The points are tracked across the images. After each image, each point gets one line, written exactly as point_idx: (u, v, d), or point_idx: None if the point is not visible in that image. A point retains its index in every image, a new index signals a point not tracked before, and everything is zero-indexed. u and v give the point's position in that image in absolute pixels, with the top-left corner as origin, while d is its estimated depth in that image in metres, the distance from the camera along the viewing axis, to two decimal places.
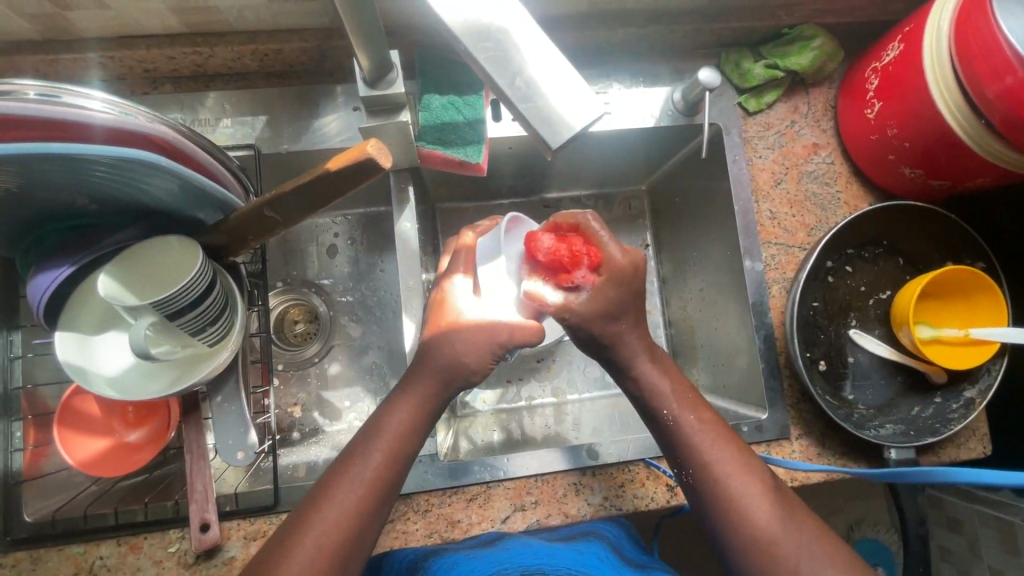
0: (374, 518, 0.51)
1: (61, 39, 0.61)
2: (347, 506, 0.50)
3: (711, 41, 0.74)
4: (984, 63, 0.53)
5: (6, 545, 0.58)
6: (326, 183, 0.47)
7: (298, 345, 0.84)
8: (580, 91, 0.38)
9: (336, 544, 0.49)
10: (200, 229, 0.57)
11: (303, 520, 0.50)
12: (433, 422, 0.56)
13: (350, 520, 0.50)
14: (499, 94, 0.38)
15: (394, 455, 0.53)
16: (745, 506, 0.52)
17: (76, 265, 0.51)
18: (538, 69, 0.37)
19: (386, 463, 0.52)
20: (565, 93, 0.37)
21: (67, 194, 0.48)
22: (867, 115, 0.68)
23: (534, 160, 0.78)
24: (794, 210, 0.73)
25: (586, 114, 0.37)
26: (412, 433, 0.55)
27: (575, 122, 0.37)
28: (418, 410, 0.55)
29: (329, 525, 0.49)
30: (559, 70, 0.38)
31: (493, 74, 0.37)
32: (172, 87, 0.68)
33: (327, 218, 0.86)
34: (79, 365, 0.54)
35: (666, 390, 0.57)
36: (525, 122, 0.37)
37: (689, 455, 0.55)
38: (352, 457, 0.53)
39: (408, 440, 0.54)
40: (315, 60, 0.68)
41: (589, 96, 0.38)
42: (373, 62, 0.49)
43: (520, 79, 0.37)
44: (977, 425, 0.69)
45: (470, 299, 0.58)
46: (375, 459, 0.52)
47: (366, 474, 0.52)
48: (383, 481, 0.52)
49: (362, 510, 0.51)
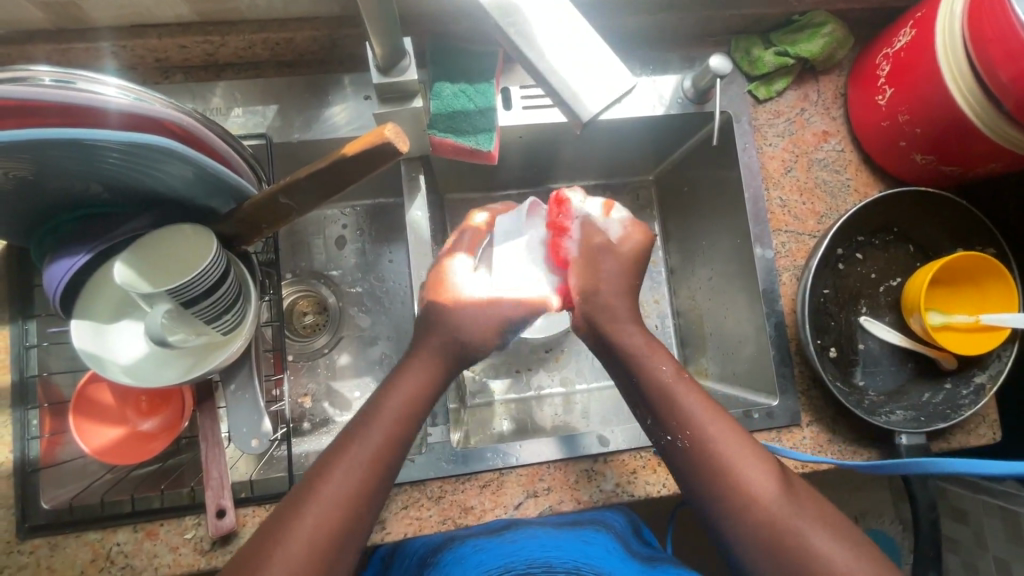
0: (368, 499, 0.51)
1: (74, 28, 0.61)
2: (344, 485, 0.50)
3: (721, 29, 0.74)
4: (998, 47, 0.53)
5: (24, 533, 0.59)
6: (341, 166, 0.47)
7: (307, 336, 0.84)
8: (611, 65, 0.38)
9: (336, 527, 0.48)
10: (213, 216, 0.57)
11: (303, 500, 0.49)
12: (430, 404, 0.56)
13: (349, 499, 0.50)
14: (530, 70, 0.38)
15: (386, 436, 0.53)
16: (735, 467, 0.53)
17: (93, 252, 0.51)
18: (567, 46, 0.38)
19: (382, 446, 0.52)
20: (595, 66, 0.37)
21: (82, 181, 0.48)
22: (878, 102, 0.68)
23: (543, 150, 0.78)
24: (804, 197, 0.73)
25: (615, 87, 0.37)
26: (410, 414, 0.55)
27: (607, 95, 0.37)
28: (413, 385, 0.56)
29: (321, 509, 0.48)
30: (589, 45, 0.38)
31: (524, 50, 0.38)
32: (183, 77, 0.68)
33: (336, 210, 0.87)
34: (94, 351, 0.54)
35: (660, 360, 0.58)
36: (554, 95, 0.38)
37: (677, 417, 0.55)
38: (338, 450, 0.52)
39: (405, 421, 0.54)
40: (326, 49, 0.68)
41: (617, 70, 0.38)
42: (386, 48, 0.49)
43: (548, 56, 0.37)
44: (987, 411, 0.69)
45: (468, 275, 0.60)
46: (366, 444, 0.52)
47: (357, 461, 0.51)
48: (379, 462, 0.52)
49: (354, 490, 0.50)
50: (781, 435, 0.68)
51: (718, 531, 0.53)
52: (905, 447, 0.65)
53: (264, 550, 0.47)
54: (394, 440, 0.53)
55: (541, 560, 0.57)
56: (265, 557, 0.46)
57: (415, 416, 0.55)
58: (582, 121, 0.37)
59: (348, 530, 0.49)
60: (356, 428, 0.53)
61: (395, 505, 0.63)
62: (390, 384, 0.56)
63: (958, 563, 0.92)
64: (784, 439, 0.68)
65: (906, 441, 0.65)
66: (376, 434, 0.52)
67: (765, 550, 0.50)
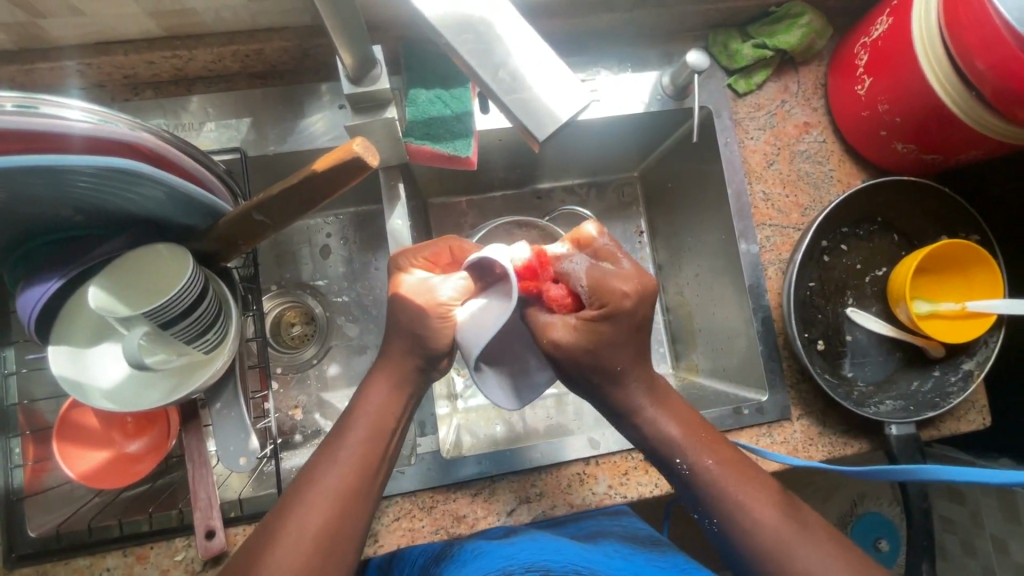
0: (346, 525, 0.50)
1: (36, 48, 0.60)
2: (316, 511, 0.49)
3: (698, 24, 0.73)
4: (975, 35, 0.53)
5: (11, 563, 0.58)
6: (314, 182, 0.47)
7: (296, 348, 0.83)
8: (565, 80, 0.38)
9: (313, 556, 0.48)
10: (189, 235, 0.56)
11: (277, 527, 0.49)
12: (403, 416, 0.56)
13: (321, 526, 0.49)
14: (483, 86, 0.38)
15: (359, 459, 0.52)
16: None
17: (65, 278, 0.51)
18: (523, 60, 0.38)
19: (356, 470, 0.51)
20: (547, 82, 0.38)
21: (52, 206, 0.47)
22: (858, 92, 0.67)
23: (523, 151, 0.77)
24: (787, 190, 0.73)
25: (571, 101, 0.38)
26: (380, 430, 0.54)
27: (564, 109, 0.37)
28: (391, 400, 0.55)
29: (305, 539, 0.48)
30: (542, 59, 0.38)
31: (475, 65, 0.38)
32: (153, 93, 0.67)
33: (319, 219, 0.86)
34: (74, 378, 0.53)
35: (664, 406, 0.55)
36: (510, 115, 0.38)
37: None
38: (310, 476, 0.51)
39: (375, 437, 0.53)
40: (297, 59, 0.67)
41: (576, 86, 0.38)
42: (356, 58, 0.49)
43: (503, 71, 0.38)
44: (976, 397, 0.69)
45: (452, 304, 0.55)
46: (341, 462, 0.51)
47: (333, 479, 0.50)
48: (353, 486, 0.51)
49: (330, 517, 0.49)
50: (771, 430, 0.68)
51: (731, 542, 0.53)
52: (894, 437, 0.65)
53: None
54: (366, 460, 0.52)
55: (539, 563, 0.54)
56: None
57: (390, 431, 0.54)
58: (539, 138, 0.37)
59: (327, 558, 0.48)
60: (327, 450, 0.53)
61: (387, 516, 0.63)
62: (362, 397, 0.55)
63: (956, 543, 0.93)
64: (774, 433, 0.68)
65: (896, 432, 0.65)
66: (350, 457, 0.52)
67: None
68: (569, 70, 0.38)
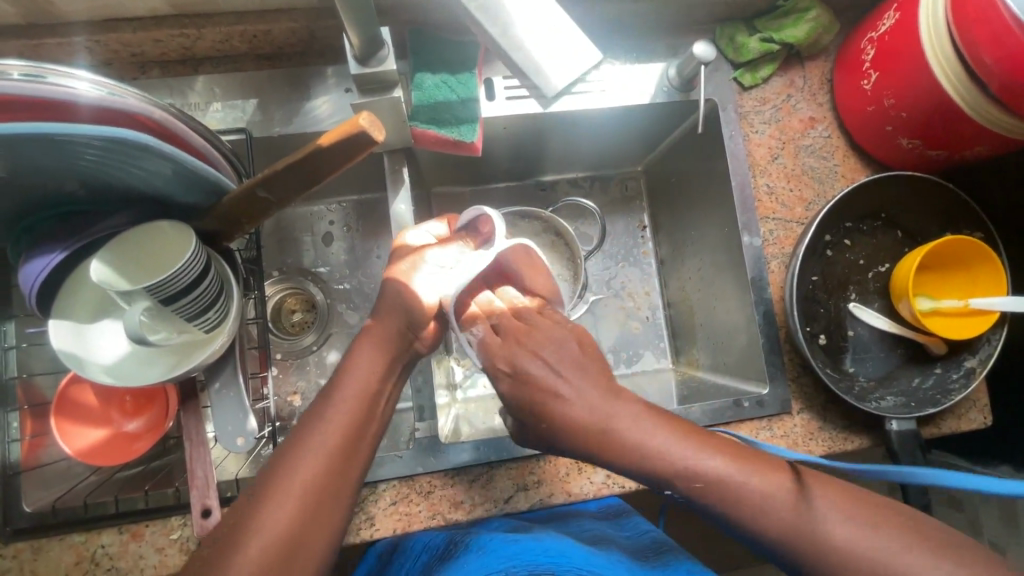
0: (333, 483, 0.49)
1: (46, 23, 0.60)
2: (303, 466, 0.48)
3: (706, 16, 0.74)
4: (983, 29, 0.53)
5: (6, 537, 0.58)
6: (319, 159, 0.47)
7: (296, 335, 0.83)
8: (569, 34, 0.41)
9: (302, 509, 0.47)
10: (193, 214, 0.56)
11: (264, 482, 0.48)
12: (388, 381, 0.56)
13: (309, 481, 0.48)
14: (491, 42, 0.41)
15: (348, 417, 0.52)
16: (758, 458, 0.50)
17: (68, 250, 0.51)
18: (527, 16, 0.40)
19: (344, 429, 0.51)
20: (552, 37, 0.41)
21: (57, 177, 0.47)
22: (864, 87, 0.67)
23: (528, 141, 0.77)
24: (792, 184, 0.73)
25: (575, 55, 0.41)
26: (366, 394, 0.53)
27: (569, 65, 0.41)
28: (375, 362, 0.55)
29: (295, 492, 0.47)
30: (546, 13, 0.41)
31: (483, 23, 0.41)
32: (160, 72, 0.67)
33: (322, 206, 0.86)
34: (74, 353, 0.53)
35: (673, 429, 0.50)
36: (520, 71, 0.42)
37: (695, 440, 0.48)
38: (298, 435, 0.51)
39: (364, 399, 0.53)
40: (305, 42, 0.67)
41: (579, 38, 0.41)
42: (363, 38, 0.49)
43: (510, 30, 0.40)
44: (977, 396, 0.69)
45: (434, 269, 0.59)
46: (330, 421, 0.51)
47: (322, 437, 0.50)
48: (344, 442, 0.50)
49: (317, 472, 0.48)
50: (771, 423, 0.68)
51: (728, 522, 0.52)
52: (894, 433, 0.64)
53: (228, 536, 0.45)
54: (356, 418, 0.52)
55: (542, 567, 0.49)
56: (228, 542, 0.45)
57: (376, 395, 0.54)
58: (547, 93, 0.41)
59: (316, 512, 0.47)
60: (313, 413, 0.52)
61: (384, 500, 0.62)
62: (351, 362, 0.55)
63: None
64: (774, 427, 0.67)
65: (896, 427, 0.64)
66: (340, 412, 0.52)
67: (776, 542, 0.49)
68: (579, 29, 0.41)
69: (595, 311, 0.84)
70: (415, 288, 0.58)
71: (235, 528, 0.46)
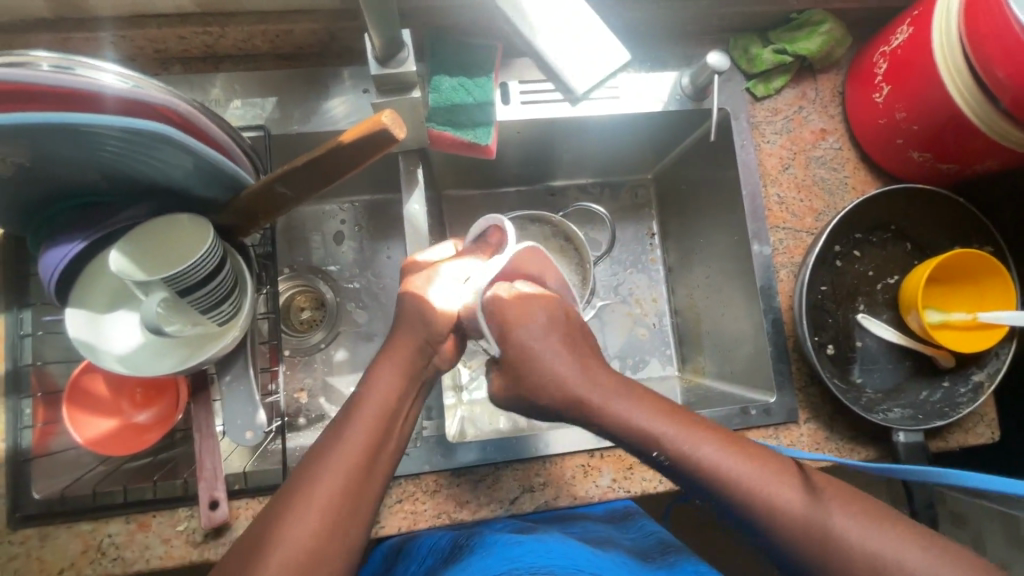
0: (356, 501, 0.50)
1: (74, 17, 0.62)
2: (325, 484, 0.49)
3: (720, 27, 0.75)
4: (995, 45, 0.53)
5: (15, 522, 0.58)
6: (340, 155, 0.48)
7: (304, 332, 0.84)
8: (600, 36, 0.43)
9: (322, 523, 0.48)
10: (211, 207, 0.57)
11: (287, 499, 0.49)
12: (411, 398, 0.56)
13: (331, 498, 0.48)
14: (525, 44, 0.43)
15: (368, 434, 0.52)
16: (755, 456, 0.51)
17: (88, 240, 0.52)
18: (560, 21, 0.43)
19: (365, 447, 0.51)
20: (584, 37, 0.43)
21: (81, 167, 0.48)
22: (876, 100, 0.68)
23: (540, 147, 0.78)
24: (802, 195, 0.73)
25: (606, 53, 0.43)
26: (388, 411, 0.54)
27: (602, 61, 0.43)
28: (396, 378, 0.56)
29: (314, 509, 0.48)
30: (577, 19, 0.43)
31: (519, 24, 0.43)
32: (182, 68, 0.68)
33: (334, 205, 0.87)
34: (89, 341, 0.54)
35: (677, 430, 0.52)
36: (553, 68, 0.43)
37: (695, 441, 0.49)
38: (321, 452, 0.51)
39: (385, 416, 0.53)
40: (326, 42, 0.68)
41: (609, 41, 0.43)
42: (384, 39, 0.50)
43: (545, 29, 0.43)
44: (985, 410, 0.69)
45: (448, 280, 0.60)
46: (351, 438, 0.51)
47: (343, 454, 0.50)
48: (363, 459, 0.51)
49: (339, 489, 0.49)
50: (777, 432, 0.68)
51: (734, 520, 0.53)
52: (902, 445, 0.65)
53: (254, 552, 0.46)
54: (375, 434, 0.52)
55: (545, 568, 0.48)
56: (253, 558, 0.46)
57: (397, 412, 0.55)
58: (581, 87, 0.42)
59: (339, 529, 0.48)
60: (335, 428, 0.53)
61: (390, 498, 0.63)
62: (373, 376, 0.56)
63: None
64: (781, 435, 0.67)
65: (903, 439, 0.65)
66: (360, 429, 0.52)
67: (783, 543, 0.50)
68: (608, 31, 0.43)
69: (602, 316, 0.84)
70: (432, 298, 0.59)
71: (260, 543, 0.47)
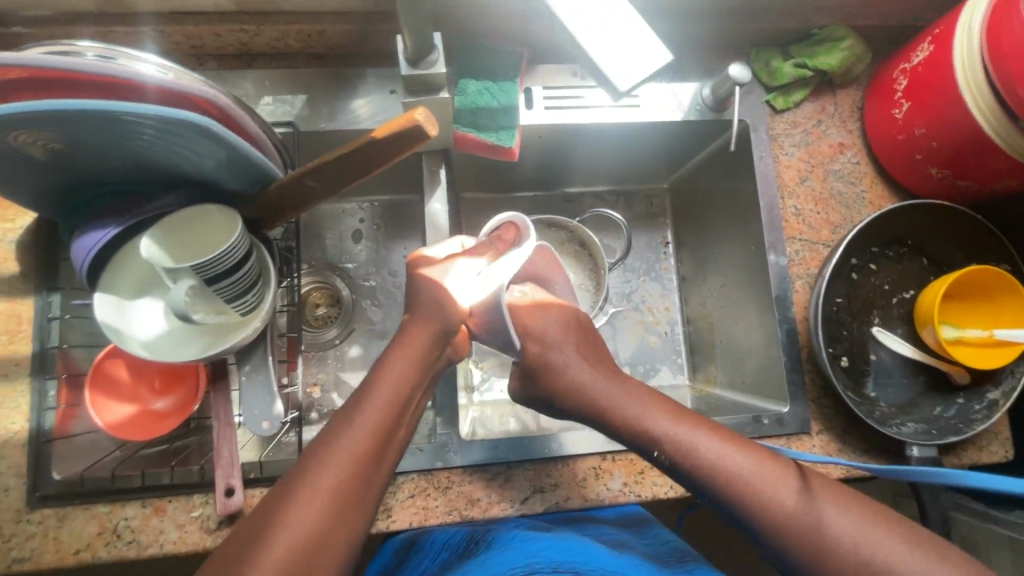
0: (360, 488, 0.50)
1: (116, 12, 0.64)
2: (331, 469, 0.49)
3: (742, 41, 0.76)
4: (1016, 63, 0.54)
5: (34, 502, 0.59)
6: (372, 151, 0.49)
7: (319, 328, 0.85)
8: (642, 37, 0.47)
9: (327, 508, 0.48)
10: (239, 199, 0.58)
11: (293, 483, 0.49)
12: (421, 389, 0.57)
13: (336, 485, 0.49)
14: (572, 42, 0.47)
15: (376, 423, 0.52)
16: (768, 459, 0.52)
17: (121, 226, 0.53)
18: (604, 21, 0.46)
19: (371, 435, 0.51)
20: (628, 38, 0.46)
21: (119, 155, 0.50)
22: (895, 115, 0.69)
23: (558, 152, 0.79)
24: (819, 208, 0.74)
25: (648, 53, 0.46)
26: (397, 401, 0.54)
27: (643, 62, 0.46)
28: (407, 368, 0.56)
29: (318, 498, 0.48)
30: (620, 20, 0.47)
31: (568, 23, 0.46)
32: (215, 64, 0.70)
33: (354, 204, 0.88)
34: (116, 325, 0.55)
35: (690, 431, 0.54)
36: (598, 66, 0.46)
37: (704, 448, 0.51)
38: (327, 439, 0.51)
39: (393, 405, 0.54)
40: (356, 43, 0.70)
41: (650, 41, 0.47)
42: (417, 41, 0.51)
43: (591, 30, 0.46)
44: (999, 429, 0.69)
45: (461, 273, 0.60)
46: (358, 426, 0.52)
47: (350, 442, 0.51)
48: (373, 448, 0.51)
49: (344, 476, 0.49)
50: (790, 442, 0.68)
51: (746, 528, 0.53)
52: (915, 459, 0.65)
53: (259, 534, 0.46)
54: (385, 424, 0.53)
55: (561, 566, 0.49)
56: (258, 539, 0.46)
57: (406, 403, 0.55)
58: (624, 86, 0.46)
59: (344, 514, 0.48)
60: (343, 416, 0.53)
61: (402, 493, 0.63)
62: (382, 366, 0.56)
63: None
64: (793, 446, 0.67)
65: (916, 453, 0.65)
66: (367, 418, 0.52)
67: (793, 547, 0.50)
68: (650, 32, 0.46)
69: (615, 323, 0.85)
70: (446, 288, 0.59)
71: (263, 526, 0.47)
